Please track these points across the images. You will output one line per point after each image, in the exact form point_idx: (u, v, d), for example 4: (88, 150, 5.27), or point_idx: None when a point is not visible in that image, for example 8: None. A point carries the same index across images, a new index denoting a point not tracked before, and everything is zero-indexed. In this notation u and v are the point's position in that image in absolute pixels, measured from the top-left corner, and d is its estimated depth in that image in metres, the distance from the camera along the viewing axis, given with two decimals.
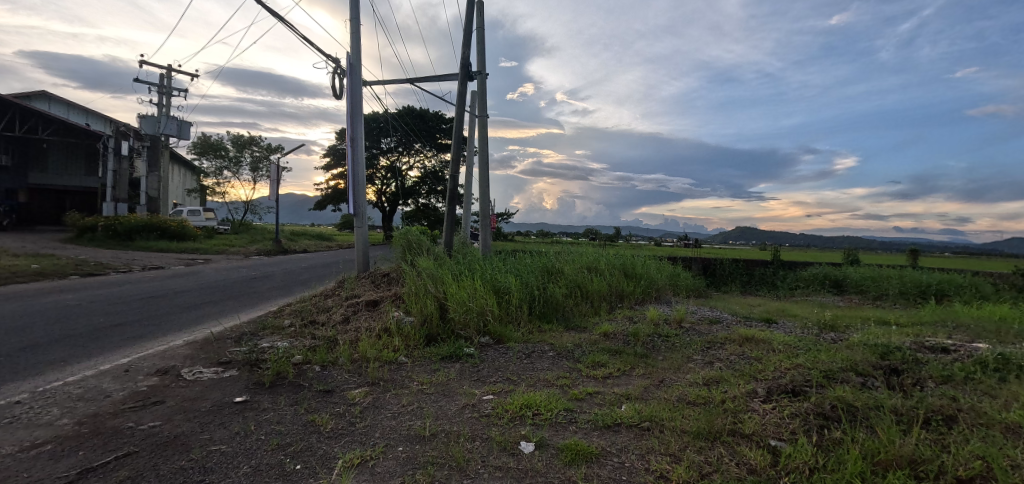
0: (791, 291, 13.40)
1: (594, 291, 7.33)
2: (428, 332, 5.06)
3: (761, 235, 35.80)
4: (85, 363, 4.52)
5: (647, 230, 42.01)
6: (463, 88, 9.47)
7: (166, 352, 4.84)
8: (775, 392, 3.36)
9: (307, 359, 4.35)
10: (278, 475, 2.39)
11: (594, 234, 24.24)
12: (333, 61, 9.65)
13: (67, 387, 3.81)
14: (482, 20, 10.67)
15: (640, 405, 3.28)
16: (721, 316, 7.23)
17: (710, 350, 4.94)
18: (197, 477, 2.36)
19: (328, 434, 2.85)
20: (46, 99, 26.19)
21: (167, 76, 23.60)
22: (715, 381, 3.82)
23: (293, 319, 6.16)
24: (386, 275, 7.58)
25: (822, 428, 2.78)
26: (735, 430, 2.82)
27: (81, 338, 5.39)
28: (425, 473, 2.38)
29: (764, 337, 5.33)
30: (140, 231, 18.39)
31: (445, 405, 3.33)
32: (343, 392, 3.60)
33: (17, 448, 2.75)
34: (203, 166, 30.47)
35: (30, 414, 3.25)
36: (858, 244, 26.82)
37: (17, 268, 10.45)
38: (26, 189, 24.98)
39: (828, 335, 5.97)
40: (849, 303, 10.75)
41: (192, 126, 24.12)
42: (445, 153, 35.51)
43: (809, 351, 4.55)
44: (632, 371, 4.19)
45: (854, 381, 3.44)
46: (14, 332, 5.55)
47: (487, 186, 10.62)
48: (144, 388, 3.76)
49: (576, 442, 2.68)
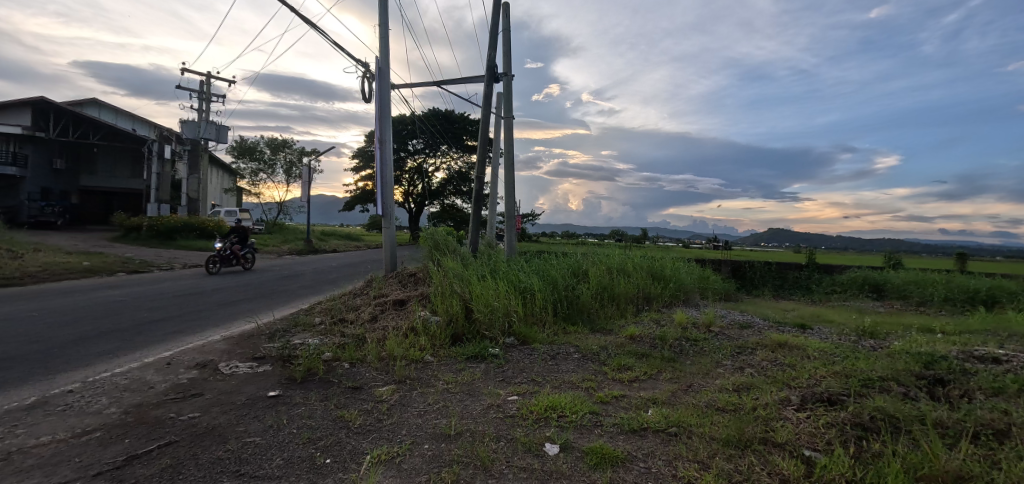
0: (827, 295, 12.98)
1: (620, 294, 7.23)
2: (454, 332, 5.11)
3: (793, 236, 34.83)
4: (131, 355, 4.75)
5: (676, 231, 41.46)
6: (489, 89, 9.55)
7: (205, 346, 5.05)
8: (810, 400, 3.25)
9: (336, 356, 4.47)
10: (310, 468, 2.45)
11: (622, 235, 24.06)
12: (362, 65, 9.90)
13: (114, 378, 4.00)
14: (508, 21, 10.72)
15: (668, 410, 3.23)
16: (752, 320, 7.04)
17: (740, 356, 4.81)
18: (233, 468, 2.44)
19: (356, 430, 2.91)
20: (97, 106, 27.66)
21: (206, 82, 24.59)
22: (745, 387, 3.72)
23: (323, 318, 6.31)
24: (413, 275, 7.71)
25: (860, 439, 2.68)
26: (767, 439, 2.75)
27: (126, 332, 5.65)
28: (451, 472, 2.40)
29: (798, 343, 5.16)
30: (180, 231, 19.27)
31: (471, 405, 3.34)
32: (371, 389, 3.67)
33: (69, 435, 2.91)
34: (240, 168, 31.58)
35: (81, 403, 3.43)
36: (900, 246, 25.82)
37: (69, 265, 11.05)
38: (77, 190, 26.57)
39: (866, 342, 5.71)
40: (889, 309, 10.34)
41: (229, 130, 24.92)
42: (471, 153, 35.72)
43: (847, 359, 4.37)
44: (658, 376, 4.12)
45: (895, 391, 3.29)
46: (66, 326, 5.88)
47: (512, 186, 10.66)
48: (184, 381, 3.93)
49: (602, 446, 2.65)
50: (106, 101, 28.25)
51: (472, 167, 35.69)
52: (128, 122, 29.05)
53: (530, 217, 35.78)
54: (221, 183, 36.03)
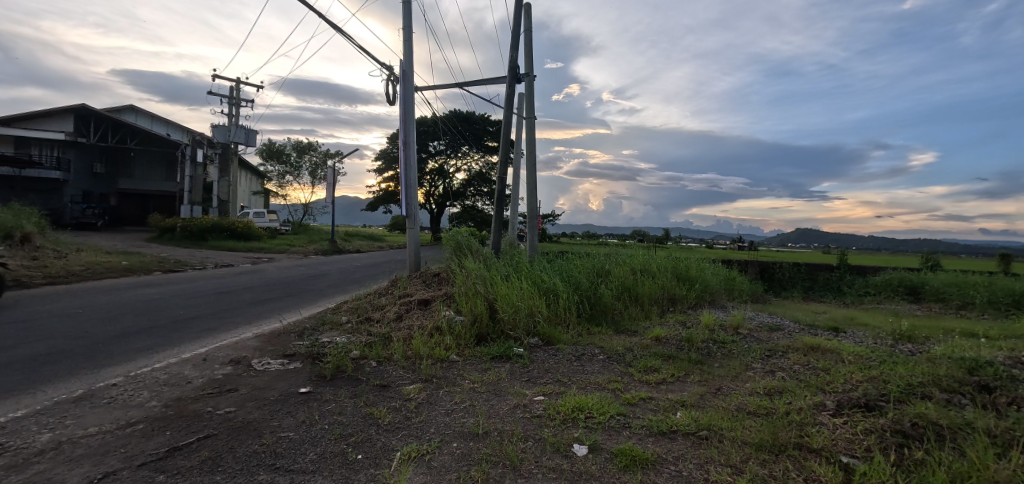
0: (860, 297, 12.56)
1: (644, 294, 7.15)
2: (478, 332, 5.14)
3: (823, 236, 33.83)
4: (168, 351, 4.93)
5: (700, 231, 40.71)
6: (511, 90, 9.56)
7: (238, 343, 5.20)
8: (846, 405, 3.15)
9: (363, 354, 4.55)
10: (342, 463, 2.50)
11: (645, 236, 23.78)
12: (387, 69, 10.06)
13: (154, 372, 4.16)
14: (530, 21, 10.73)
15: (697, 413, 3.17)
16: (782, 323, 6.86)
17: (771, 359, 4.70)
18: (269, 461, 2.50)
19: (385, 427, 2.95)
20: (134, 113, 28.81)
21: (236, 88, 25.33)
22: (777, 391, 3.63)
23: (350, 316, 6.42)
24: (436, 275, 7.78)
25: (901, 447, 2.58)
26: (802, 444, 2.67)
27: (164, 329, 5.86)
28: (480, 471, 2.41)
29: (832, 347, 5.01)
30: (211, 231, 19.89)
31: (498, 404, 3.35)
32: (399, 387, 3.72)
33: (115, 426, 3.03)
34: (268, 170, 32.41)
35: (124, 396, 3.58)
36: (938, 246, 24.82)
37: (109, 264, 11.53)
38: (116, 193, 27.69)
39: (904, 346, 5.50)
40: (927, 312, 9.94)
41: (257, 133, 25.58)
42: (492, 154, 35.85)
43: (884, 363, 4.22)
44: (686, 378, 4.06)
45: (938, 397, 3.15)
46: (108, 322, 6.13)
47: (535, 186, 10.65)
48: (220, 377, 4.05)
49: (631, 447, 2.63)
50: (142, 108, 29.41)
51: (493, 168, 35.82)
52: (162, 128, 30.17)
53: (551, 218, 35.71)
54: (249, 185, 37.04)
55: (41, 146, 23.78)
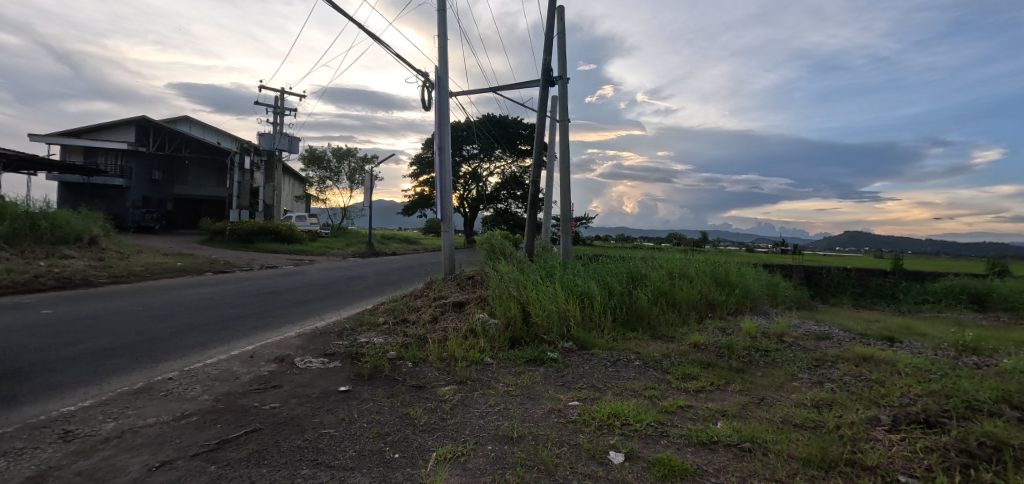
0: (917, 305, 11.79)
1: (681, 299, 6.97)
2: (512, 335, 5.15)
3: (876, 239, 31.99)
4: (220, 347, 5.18)
5: (741, 235, 39.30)
6: (544, 94, 9.54)
7: (283, 341, 5.41)
8: (903, 421, 2.96)
9: (400, 355, 4.64)
10: (380, 461, 2.55)
11: (682, 239, 23.20)
12: (423, 75, 10.26)
13: (206, 367, 4.38)
14: (563, 24, 10.69)
15: (739, 424, 3.05)
16: (830, 331, 6.51)
17: (818, 369, 4.47)
18: (311, 457, 2.58)
19: (422, 428, 2.99)
20: (188, 123, 30.48)
21: (281, 97, 26.47)
22: (826, 403, 3.45)
23: (387, 317, 6.55)
24: (470, 278, 7.84)
25: (966, 468, 2.40)
26: (854, 461, 2.53)
27: (215, 327, 6.15)
28: (515, 474, 2.40)
29: (886, 358, 4.71)
30: (257, 234, 20.78)
31: (532, 408, 3.34)
32: (434, 389, 3.77)
33: (171, 418, 3.21)
34: (309, 176, 33.65)
35: (179, 389, 3.78)
36: (1006, 250, 23.03)
37: (165, 265, 12.21)
38: (171, 198, 29.36)
39: (967, 359, 5.11)
40: (993, 322, 9.22)
41: (300, 141, 26.57)
42: (525, 157, 35.90)
43: (946, 377, 3.94)
44: (727, 387, 3.92)
45: (1007, 415, 2.91)
46: (164, 319, 6.50)
47: (568, 190, 10.57)
48: (266, 373, 4.22)
49: (669, 457, 2.56)
50: (196, 118, 31.09)
51: (526, 171, 35.86)
52: (213, 136, 31.79)
53: (585, 221, 35.40)
54: (292, 190, 38.52)
55: (106, 155, 25.53)
